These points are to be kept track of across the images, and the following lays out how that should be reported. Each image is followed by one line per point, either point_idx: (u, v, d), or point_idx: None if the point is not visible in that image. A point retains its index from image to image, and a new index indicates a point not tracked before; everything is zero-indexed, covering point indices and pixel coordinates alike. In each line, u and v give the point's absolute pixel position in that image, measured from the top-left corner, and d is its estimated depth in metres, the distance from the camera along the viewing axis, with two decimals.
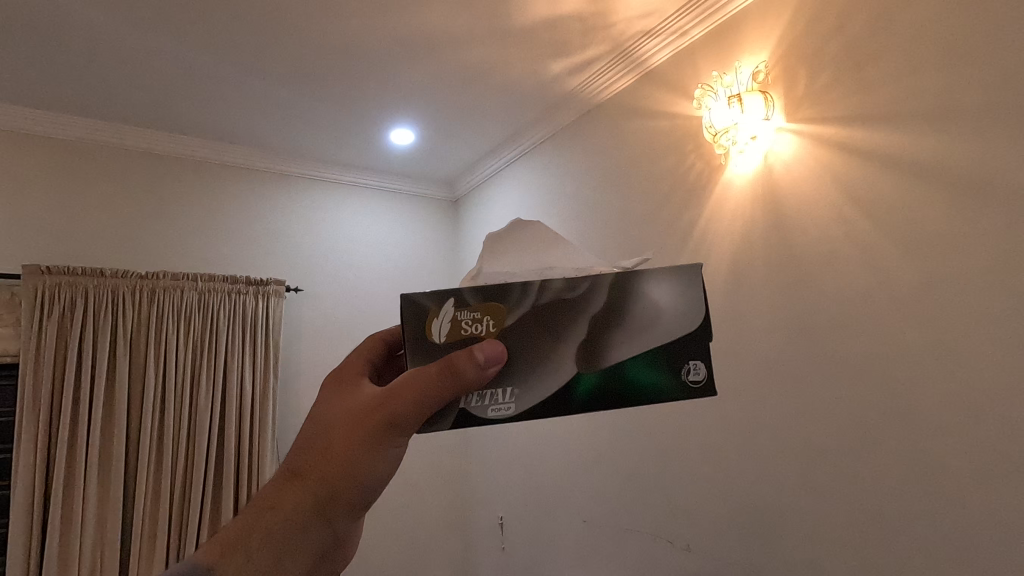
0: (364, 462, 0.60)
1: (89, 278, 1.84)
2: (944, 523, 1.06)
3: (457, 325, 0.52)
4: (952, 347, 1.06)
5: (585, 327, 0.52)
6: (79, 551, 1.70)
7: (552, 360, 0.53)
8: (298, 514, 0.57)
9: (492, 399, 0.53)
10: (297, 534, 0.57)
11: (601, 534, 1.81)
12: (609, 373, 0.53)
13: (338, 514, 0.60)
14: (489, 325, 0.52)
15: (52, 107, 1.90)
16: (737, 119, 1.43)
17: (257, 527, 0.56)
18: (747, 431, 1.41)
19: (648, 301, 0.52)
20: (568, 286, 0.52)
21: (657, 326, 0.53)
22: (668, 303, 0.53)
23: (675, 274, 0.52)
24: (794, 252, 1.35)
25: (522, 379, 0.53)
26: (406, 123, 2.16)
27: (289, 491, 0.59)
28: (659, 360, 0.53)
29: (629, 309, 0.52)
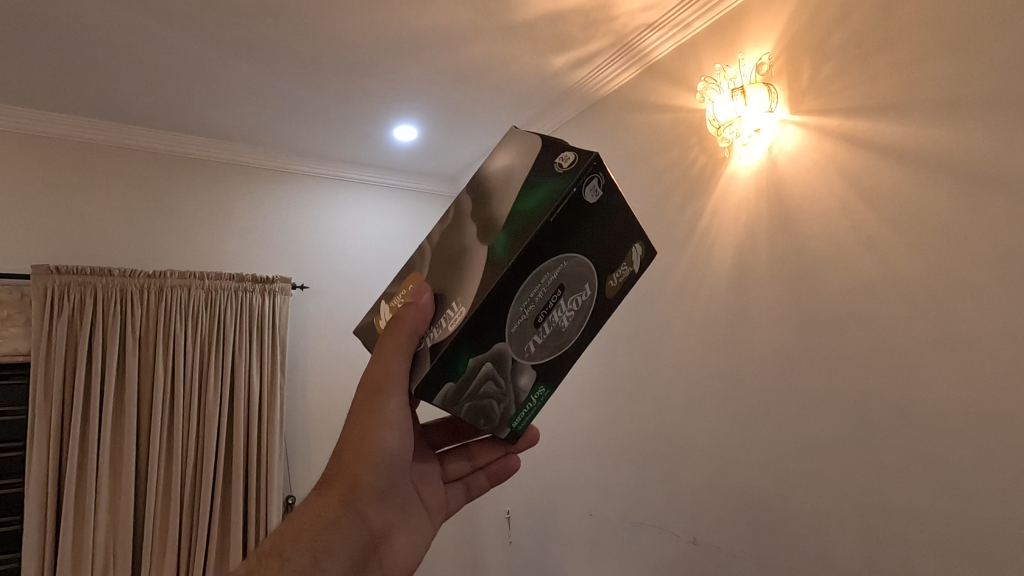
0: (364, 440, 0.64)
1: (98, 278, 1.84)
2: (966, 560, 0.95)
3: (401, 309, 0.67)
4: (976, 363, 0.95)
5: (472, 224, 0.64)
6: (92, 551, 1.68)
7: (464, 255, 0.63)
8: (326, 508, 0.62)
9: (445, 319, 0.59)
10: (328, 527, 0.61)
11: (603, 544, 1.73)
12: (512, 228, 0.58)
13: (359, 499, 0.64)
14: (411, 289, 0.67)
15: (56, 110, 1.91)
16: (740, 111, 1.30)
17: (294, 527, 0.61)
18: (750, 444, 1.31)
19: (493, 172, 0.67)
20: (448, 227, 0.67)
21: (512, 176, 0.63)
22: (510, 160, 0.66)
23: (504, 150, 0.68)
24: (799, 257, 1.24)
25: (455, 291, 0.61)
26: (410, 119, 2.11)
27: (316, 499, 0.64)
28: (534, 188, 0.59)
29: (484, 185, 0.66)
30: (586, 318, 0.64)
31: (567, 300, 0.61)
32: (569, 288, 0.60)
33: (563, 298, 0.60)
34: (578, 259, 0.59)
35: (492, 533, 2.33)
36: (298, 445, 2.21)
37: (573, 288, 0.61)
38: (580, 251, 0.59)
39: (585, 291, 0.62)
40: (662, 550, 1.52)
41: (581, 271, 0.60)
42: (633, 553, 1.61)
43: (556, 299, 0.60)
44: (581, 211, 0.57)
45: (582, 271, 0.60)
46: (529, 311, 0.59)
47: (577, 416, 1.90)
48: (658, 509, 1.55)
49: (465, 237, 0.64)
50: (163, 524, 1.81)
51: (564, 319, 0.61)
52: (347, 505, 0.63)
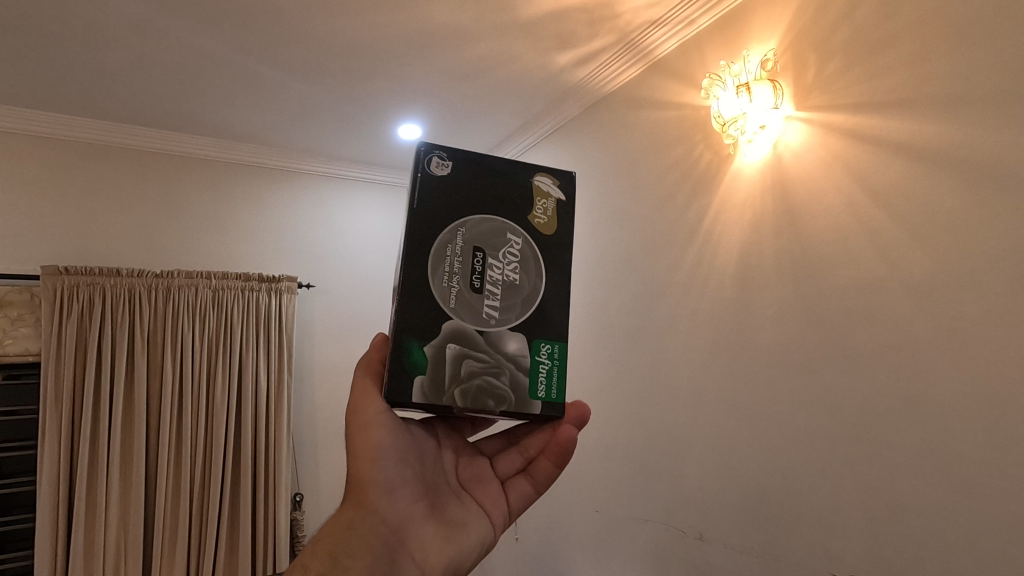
0: (359, 448, 0.72)
1: (106, 278, 1.86)
2: (973, 556, 0.95)
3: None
4: (981, 357, 0.95)
5: None
6: (103, 548, 1.70)
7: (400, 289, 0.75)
8: (344, 518, 0.69)
9: None
10: (345, 529, 0.66)
11: (609, 538, 1.74)
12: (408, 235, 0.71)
13: (369, 497, 0.69)
14: None
15: (63, 112, 1.92)
16: (745, 108, 1.31)
17: (325, 537, 0.68)
18: (756, 439, 1.31)
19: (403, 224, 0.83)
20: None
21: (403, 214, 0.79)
22: None
23: None
24: (805, 254, 1.24)
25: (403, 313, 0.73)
26: (414, 118, 2.11)
27: (339, 516, 0.70)
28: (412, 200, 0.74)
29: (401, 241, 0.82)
30: (529, 262, 0.72)
31: (494, 257, 0.70)
32: (490, 248, 0.70)
33: (489, 257, 0.70)
34: (474, 221, 0.70)
35: None
36: (305, 443, 2.22)
37: (492, 247, 0.70)
38: (470, 213, 0.70)
39: (504, 244, 0.71)
40: (667, 547, 1.52)
41: (485, 228, 0.70)
42: (638, 550, 1.62)
43: (481, 260, 0.69)
44: (447, 185, 0.70)
45: (486, 228, 0.70)
46: (460, 283, 0.69)
47: None
48: (663, 506, 1.55)
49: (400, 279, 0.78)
50: (172, 522, 1.83)
51: (507, 273, 0.70)
52: (361, 506, 0.69)
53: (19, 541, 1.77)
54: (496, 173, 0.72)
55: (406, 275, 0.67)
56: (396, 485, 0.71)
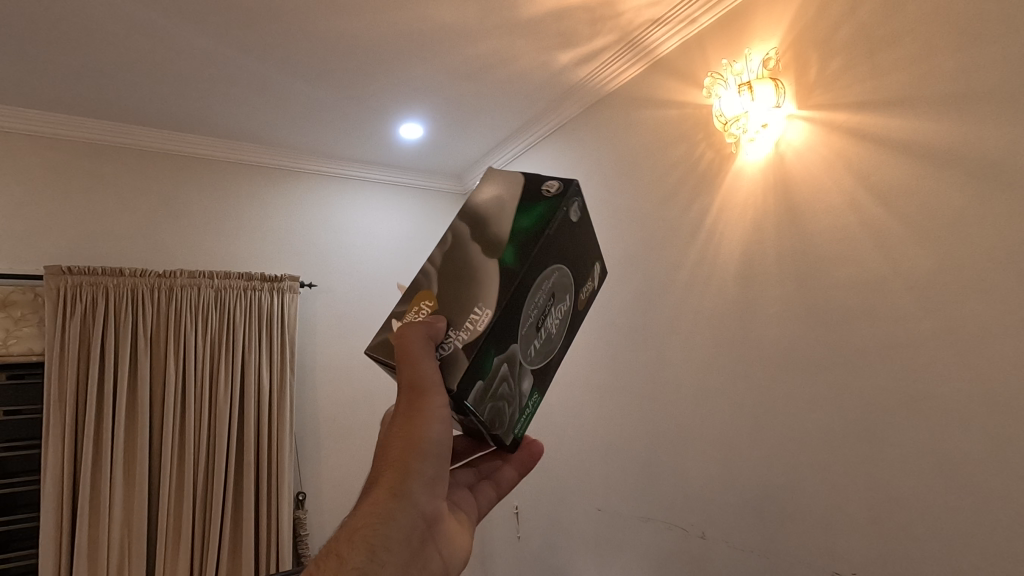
0: (406, 431, 0.58)
1: (109, 278, 1.86)
2: (977, 554, 0.95)
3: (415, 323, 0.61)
4: (982, 355, 0.95)
5: (477, 242, 0.61)
6: (107, 547, 1.71)
7: (479, 268, 0.59)
8: (377, 503, 0.57)
9: (473, 318, 0.56)
10: (383, 521, 0.56)
11: (611, 535, 1.75)
12: (515, 241, 0.58)
13: (410, 487, 0.59)
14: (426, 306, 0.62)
15: (67, 112, 1.92)
16: (747, 107, 1.31)
17: (351, 527, 0.56)
18: (756, 437, 1.32)
19: (483, 202, 0.65)
20: (446, 248, 0.64)
21: (506, 203, 0.62)
22: (495, 195, 0.65)
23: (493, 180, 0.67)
24: (807, 252, 1.24)
25: (470, 297, 0.58)
26: (416, 117, 2.11)
27: (369, 496, 0.59)
28: (528, 208, 0.60)
29: (478, 212, 0.64)
30: (569, 322, 0.65)
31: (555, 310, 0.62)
32: (558, 297, 0.61)
33: (556, 306, 0.61)
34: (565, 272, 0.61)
35: (500, 528, 2.35)
36: (309, 442, 2.22)
37: (561, 297, 0.62)
38: (565, 262, 0.61)
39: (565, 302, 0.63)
40: (670, 545, 1.53)
41: (568, 282, 0.62)
42: (642, 548, 1.62)
43: (549, 307, 0.60)
44: (570, 231, 0.60)
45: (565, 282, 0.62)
46: (532, 317, 0.59)
47: (585, 412, 1.91)
48: (665, 504, 1.56)
49: (472, 254, 0.60)
50: (176, 520, 1.83)
51: (554, 325, 0.62)
52: (401, 497, 0.58)
53: (22, 541, 1.76)
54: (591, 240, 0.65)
55: (512, 290, 0.55)
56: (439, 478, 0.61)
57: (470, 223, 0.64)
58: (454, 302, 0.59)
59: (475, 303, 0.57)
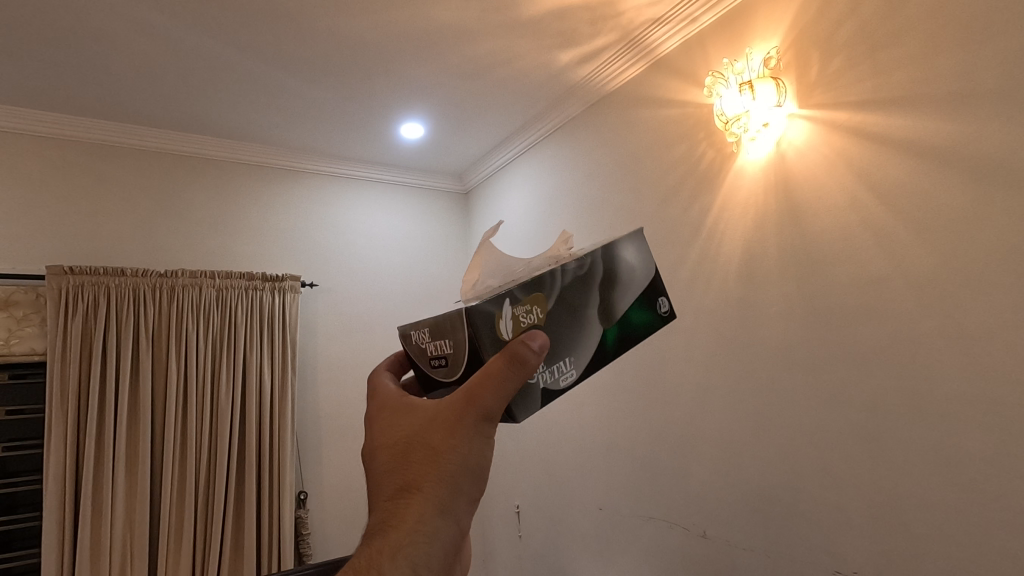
0: (468, 443, 0.49)
1: (111, 278, 1.86)
2: (981, 553, 0.94)
3: (518, 323, 0.49)
4: (982, 353, 0.95)
5: (597, 299, 0.51)
6: (109, 546, 1.71)
7: (587, 330, 0.51)
8: (421, 519, 0.47)
9: (558, 371, 0.52)
10: (428, 543, 0.47)
11: (613, 535, 1.75)
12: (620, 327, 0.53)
13: (458, 506, 0.50)
14: (537, 315, 0.49)
15: (68, 112, 1.93)
16: (748, 106, 1.31)
17: (390, 545, 0.46)
18: (758, 436, 1.32)
19: (625, 261, 0.52)
20: (579, 266, 0.49)
21: (636, 281, 0.52)
22: (637, 260, 0.52)
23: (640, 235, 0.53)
24: (808, 252, 1.24)
25: (569, 351, 0.52)
26: (417, 116, 2.11)
27: (405, 507, 0.48)
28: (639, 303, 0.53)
29: (615, 268, 0.51)
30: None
31: None
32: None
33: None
34: None
35: (502, 528, 2.35)
36: (310, 441, 2.23)
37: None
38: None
39: None
40: (672, 546, 1.52)
41: None
42: (644, 548, 1.62)
43: None
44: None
45: None
46: None
47: (587, 412, 1.91)
48: (667, 504, 1.55)
49: (588, 312, 0.51)
50: (178, 519, 1.84)
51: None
52: (449, 517, 0.49)
53: (25, 539, 1.77)
54: None
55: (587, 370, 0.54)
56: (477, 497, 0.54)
57: (611, 270, 0.51)
58: (556, 338, 0.51)
59: (567, 357, 0.52)
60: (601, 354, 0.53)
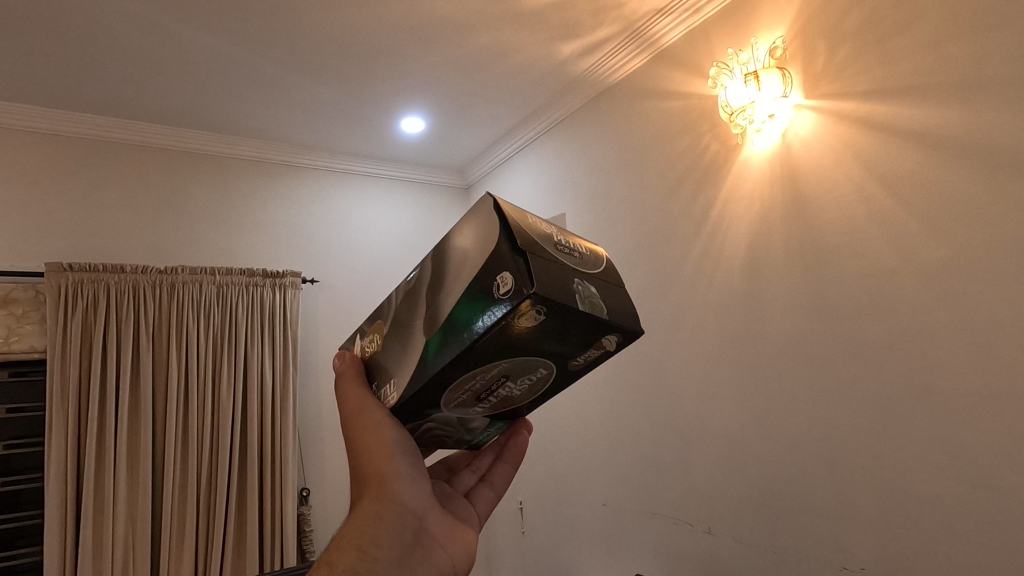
0: (368, 435, 0.55)
1: (110, 274, 1.85)
2: (990, 548, 0.93)
3: (365, 350, 0.62)
4: (994, 347, 0.94)
5: (423, 303, 0.54)
6: (111, 544, 1.70)
7: (409, 340, 0.54)
8: (365, 508, 0.57)
9: (385, 395, 0.54)
10: (373, 523, 0.56)
11: (617, 530, 1.74)
12: (445, 329, 0.49)
13: (394, 489, 0.57)
14: (375, 339, 0.60)
15: (67, 107, 1.91)
16: (753, 97, 1.27)
17: (341, 532, 0.56)
18: (761, 431, 1.31)
19: (459, 251, 0.53)
20: (408, 282, 0.59)
21: (465, 268, 0.50)
22: (470, 244, 0.51)
23: (470, 221, 0.53)
24: (814, 245, 1.22)
25: (396, 370, 0.54)
26: (416, 111, 2.09)
27: (356, 503, 0.58)
28: (474, 295, 0.48)
29: (447, 265, 0.53)
30: (545, 381, 0.57)
31: (513, 380, 0.55)
32: (516, 373, 0.53)
33: (508, 379, 0.54)
34: (515, 366, 0.52)
35: (505, 524, 2.34)
36: (313, 438, 2.22)
37: (519, 372, 0.53)
38: (524, 352, 0.50)
39: (528, 375, 0.55)
40: (677, 542, 1.52)
41: (541, 368, 0.54)
42: (647, 545, 1.62)
43: (500, 382, 0.54)
44: (520, 336, 0.48)
45: (529, 362, 0.52)
46: (470, 393, 0.54)
47: (588, 407, 1.90)
48: (671, 501, 1.55)
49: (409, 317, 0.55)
50: (179, 517, 1.83)
51: (514, 389, 0.56)
52: (386, 499, 0.57)
53: (28, 537, 1.77)
54: (565, 361, 0.54)
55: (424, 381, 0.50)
56: (420, 473, 0.60)
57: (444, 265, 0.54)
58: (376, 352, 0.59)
59: (393, 376, 0.54)
60: (424, 374, 0.50)
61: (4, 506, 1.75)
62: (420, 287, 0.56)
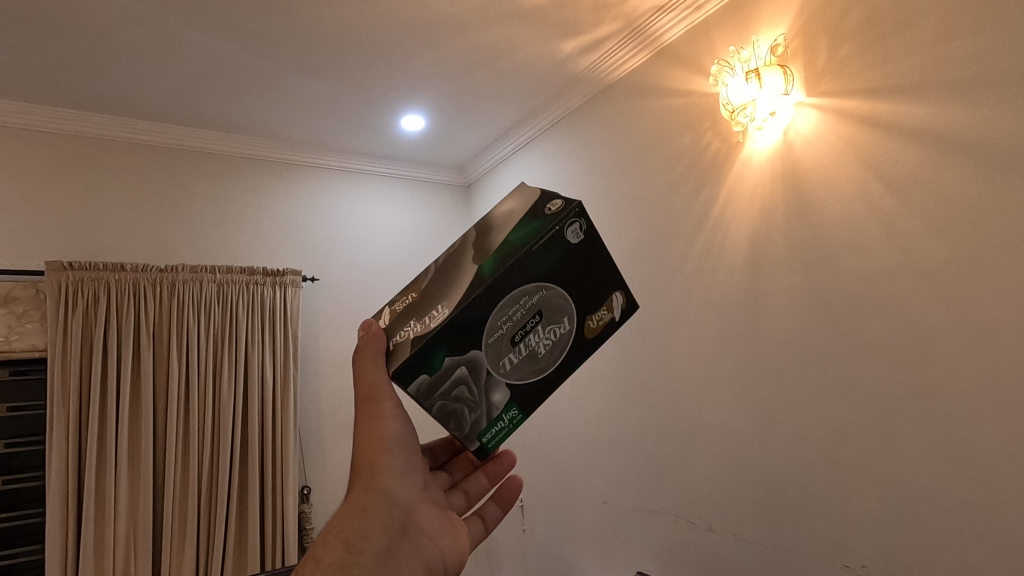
0: (372, 423, 0.59)
1: (110, 273, 1.85)
2: (989, 544, 0.94)
3: (394, 312, 0.64)
4: (994, 345, 0.94)
5: (471, 250, 0.63)
6: (113, 542, 1.70)
7: (458, 274, 0.61)
8: (354, 501, 0.57)
9: (431, 317, 0.57)
10: (360, 515, 0.55)
11: (617, 526, 1.74)
12: (502, 251, 0.58)
13: (383, 482, 0.58)
14: (410, 297, 0.65)
15: (66, 106, 1.90)
16: (754, 94, 1.28)
17: (331, 526, 0.55)
18: (761, 428, 1.31)
19: (501, 215, 0.65)
20: (451, 251, 0.67)
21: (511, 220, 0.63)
22: (511, 209, 0.65)
23: (507, 204, 0.68)
24: (814, 243, 1.22)
25: (442, 300, 0.59)
26: (417, 108, 2.09)
27: (347, 498, 0.58)
28: (526, 224, 0.59)
29: (489, 223, 0.65)
30: (564, 353, 0.59)
31: (541, 323, 0.57)
32: (549, 318, 0.57)
33: (540, 324, 0.57)
34: (548, 296, 0.56)
35: (506, 520, 2.35)
36: (313, 436, 2.22)
37: (551, 316, 0.57)
38: (563, 276, 0.57)
39: (553, 323, 0.57)
40: (677, 540, 1.52)
41: (570, 312, 0.58)
42: (648, 542, 1.62)
43: (532, 317, 0.57)
44: (567, 255, 0.56)
45: (560, 299, 0.57)
46: (505, 324, 0.56)
47: (588, 404, 1.91)
48: (672, 498, 1.55)
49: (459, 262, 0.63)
50: (180, 515, 1.83)
51: (542, 346, 0.58)
52: (375, 492, 0.57)
53: (30, 536, 1.77)
54: (588, 315, 0.59)
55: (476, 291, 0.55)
56: (411, 468, 0.62)
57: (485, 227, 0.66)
58: (414, 302, 0.63)
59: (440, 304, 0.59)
60: (478, 284, 0.56)
61: (5, 504, 1.75)
62: (465, 244, 0.66)
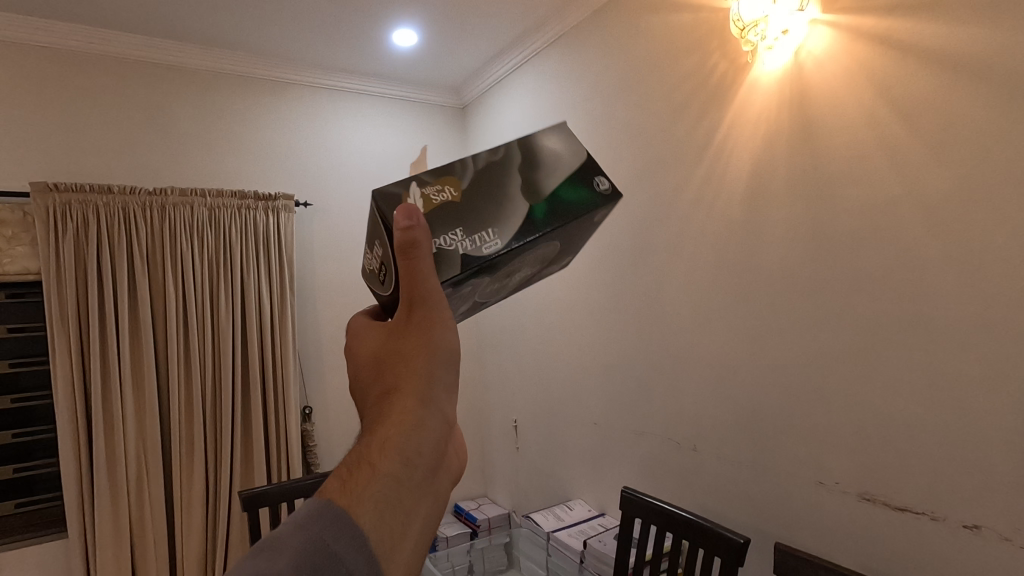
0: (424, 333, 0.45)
1: (98, 195, 1.81)
2: (956, 464, 0.99)
3: (430, 202, 0.50)
4: (986, 277, 0.94)
5: (518, 176, 0.52)
6: (124, 457, 1.78)
7: (512, 204, 0.50)
8: (401, 411, 0.43)
9: (481, 238, 0.48)
10: (417, 429, 0.43)
11: (607, 445, 1.82)
12: (554, 201, 0.50)
13: (433, 392, 0.45)
14: (452, 192, 0.50)
15: (34, 14, 1.78)
16: (767, 11, 1.19)
17: (377, 439, 0.42)
18: (750, 355, 1.35)
19: (548, 146, 0.54)
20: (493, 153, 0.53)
21: (560, 163, 0.53)
22: (563, 147, 0.54)
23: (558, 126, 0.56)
24: (817, 172, 1.20)
25: (487, 225, 0.49)
26: (409, 22, 1.97)
27: (382, 407, 0.44)
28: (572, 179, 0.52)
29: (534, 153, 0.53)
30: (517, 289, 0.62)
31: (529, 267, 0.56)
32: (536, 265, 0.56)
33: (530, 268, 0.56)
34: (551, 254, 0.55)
35: (501, 439, 2.46)
36: (313, 359, 2.26)
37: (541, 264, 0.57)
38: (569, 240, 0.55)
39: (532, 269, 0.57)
40: (663, 458, 1.60)
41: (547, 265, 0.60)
42: (636, 460, 1.71)
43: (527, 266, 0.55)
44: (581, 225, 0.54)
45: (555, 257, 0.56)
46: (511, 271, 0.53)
47: (582, 331, 1.94)
48: (660, 420, 1.62)
49: (509, 183, 0.51)
50: (187, 432, 1.90)
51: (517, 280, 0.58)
52: (428, 404, 0.45)
53: (44, 449, 1.85)
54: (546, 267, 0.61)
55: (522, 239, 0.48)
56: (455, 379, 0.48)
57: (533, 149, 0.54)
58: (454, 208, 0.49)
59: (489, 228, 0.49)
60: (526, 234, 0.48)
61: (17, 421, 1.82)
62: (513, 158, 0.53)
